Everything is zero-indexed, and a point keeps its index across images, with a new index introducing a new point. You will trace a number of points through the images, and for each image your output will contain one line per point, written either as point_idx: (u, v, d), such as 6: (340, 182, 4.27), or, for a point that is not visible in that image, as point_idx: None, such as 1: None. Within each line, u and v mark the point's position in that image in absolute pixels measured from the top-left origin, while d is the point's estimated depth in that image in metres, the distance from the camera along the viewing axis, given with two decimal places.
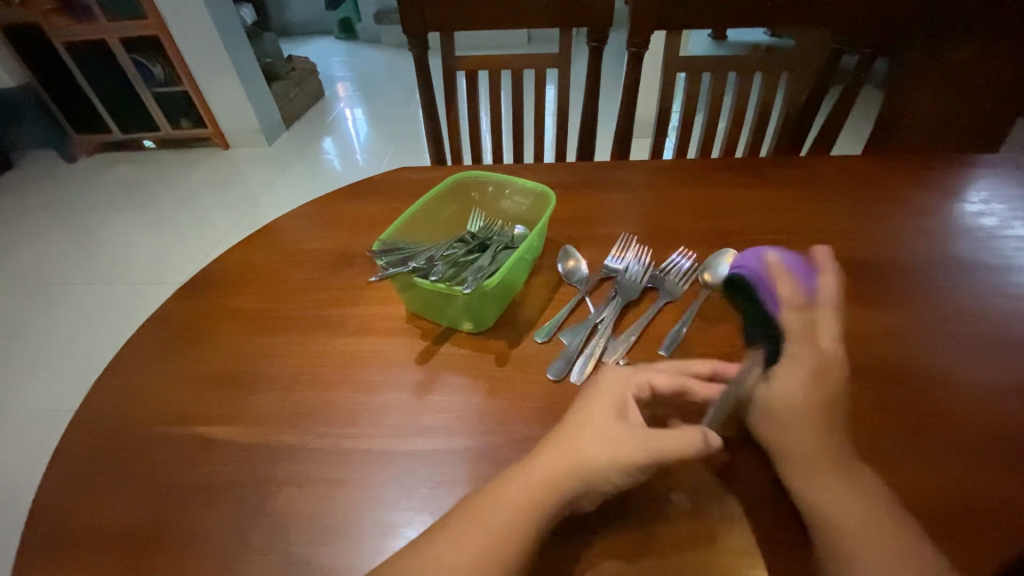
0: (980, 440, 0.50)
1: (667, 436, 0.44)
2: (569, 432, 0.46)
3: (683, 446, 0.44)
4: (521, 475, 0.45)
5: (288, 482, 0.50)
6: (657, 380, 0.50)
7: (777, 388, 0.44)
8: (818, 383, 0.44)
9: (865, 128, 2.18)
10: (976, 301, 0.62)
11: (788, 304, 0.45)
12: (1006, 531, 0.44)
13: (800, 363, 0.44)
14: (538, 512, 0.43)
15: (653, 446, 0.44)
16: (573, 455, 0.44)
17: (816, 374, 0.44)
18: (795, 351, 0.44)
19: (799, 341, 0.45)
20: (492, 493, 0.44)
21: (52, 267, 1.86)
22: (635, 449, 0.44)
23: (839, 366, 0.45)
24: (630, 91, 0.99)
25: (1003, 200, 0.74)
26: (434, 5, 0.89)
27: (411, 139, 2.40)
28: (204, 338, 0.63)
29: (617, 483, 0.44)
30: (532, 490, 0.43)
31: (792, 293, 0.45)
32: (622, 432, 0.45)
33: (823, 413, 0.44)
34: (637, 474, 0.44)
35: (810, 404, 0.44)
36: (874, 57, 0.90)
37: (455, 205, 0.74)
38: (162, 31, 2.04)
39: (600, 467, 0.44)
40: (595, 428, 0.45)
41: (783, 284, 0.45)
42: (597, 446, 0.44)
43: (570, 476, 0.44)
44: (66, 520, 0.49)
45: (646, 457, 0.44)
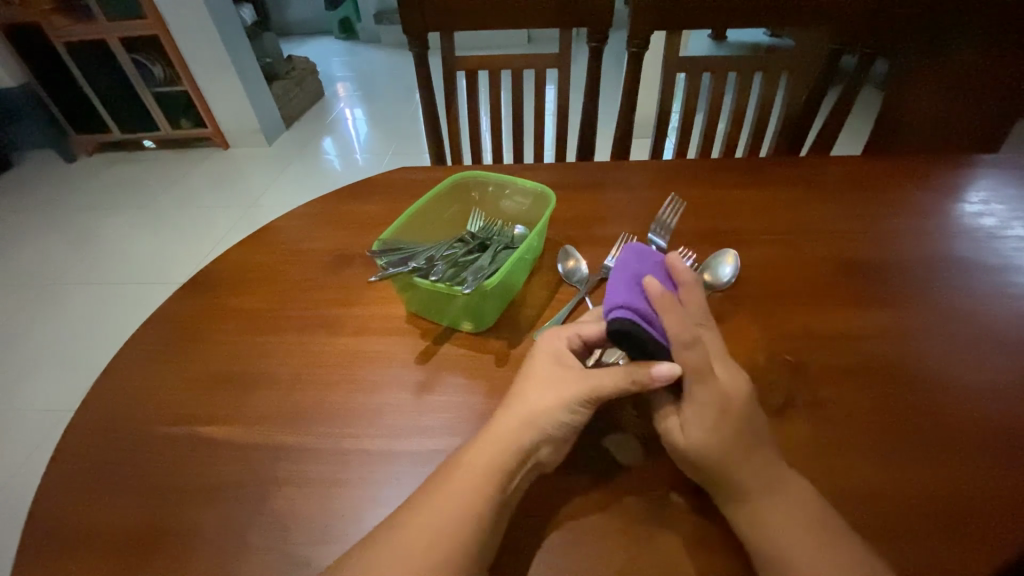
0: (980, 440, 0.50)
1: (600, 372, 0.46)
2: (515, 391, 0.49)
3: (616, 379, 0.45)
4: (481, 438, 0.47)
5: (287, 482, 0.50)
6: (588, 332, 0.52)
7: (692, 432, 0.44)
8: (726, 421, 0.44)
9: (866, 128, 2.18)
10: (976, 301, 0.62)
11: (679, 346, 0.43)
12: (1005, 532, 0.44)
13: (704, 409, 0.44)
14: (504, 466, 0.44)
15: (588, 383, 0.46)
16: (521, 410, 0.47)
17: (722, 413, 0.44)
18: (698, 396, 0.44)
19: (699, 384, 0.44)
20: (460, 457, 0.46)
21: (52, 267, 1.86)
22: (572, 389, 0.46)
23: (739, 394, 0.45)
24: (630, 92, 0.99)
25: (1003, 200, 0.74)
26: (435, 5, 0.89)
27: (411, 139, 2.40)
28: (203, 338, 0.63)
29: (567, 426, 0.46)
30: (491, 446, 0.45)
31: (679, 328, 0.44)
32: (562, 379, 0.48)
33: (741, 452, 0.44)
34: (582, 412, 0.47)
35: (720, 444, 0.44)
36: (874, 57, 0.90)
37: (455, 205, 0.74)
38: (162, 31, 2.04)
39: (544, 413, 0.46)
40: (536, 382, 0.48)
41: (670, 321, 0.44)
42: (540, 395, 0.47)
43: (522, 428, 0.46)
44: (66, 519, 0.49)
45: (584, 394, 0.46)
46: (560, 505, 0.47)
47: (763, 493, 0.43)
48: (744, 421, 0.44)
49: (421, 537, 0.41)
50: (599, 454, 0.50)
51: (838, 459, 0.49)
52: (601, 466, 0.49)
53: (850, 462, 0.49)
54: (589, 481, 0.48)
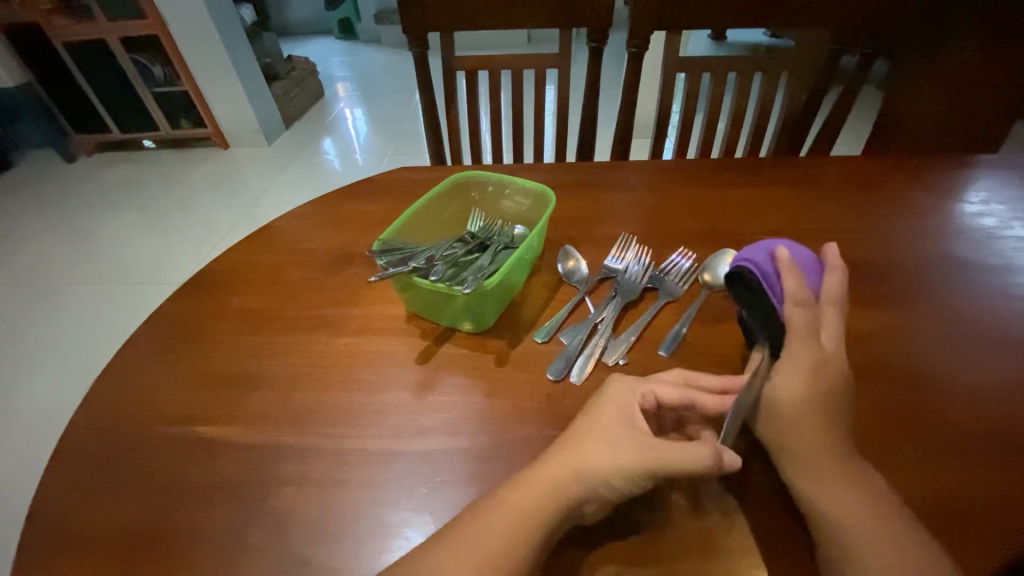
0: (980, 439, 0.50)
1: (673, 449, 0.43)
2: (574, 440, 0.47)
3: (692, 460, 0.42)
4: (527, 479, 0.45)
5: (289, 482, 0.50)
6: (663, 393, 0.49)
7: (780, 385, 0.45)
8: (817, 382, 0.44)
9: (865, 128, 2.19)
10: (975, 300, 0.62)
11: (794, 299, 0.46)
12: (1009, 531, 0.44)
13: (797, 362, 0.45)
14: (548, 515, 0.43)
15: (655, 454, 0.43)
16: (577, 462, 0.45)
17: (817, 370, 0.45)
18: (794, 349, 0.45)
19: (798, 339, 0.45)
20: (500, 496, 0.44)
21: (51, 267, 1.86)
22: (637, 456, 0.43)
23: (836, 365, 0.45)
24: (630, 93, 0.99)
25: (1004, 200, 0.74)
26: (435, 5, 0.89)
27: (411, 139, 2.40)
28: (206, 338, 0.63)
29: (623, 490, 0.44)
30: (539, 491, 0.44)
31: (798, 287, 0.46)
32: (626, 439, 0.45)
33: (822, 416, 0.44)
34: (641, 483, 0.44)
35: (810, 399, 0.44)
36: (874, 56, 0.90)
37: (455, 205, 0.75)
38: (162, 31, 2.05)
39: (603, 474, 0.44)
40: (598, 436, 0.46)
41: (789, 279, 0.47)
42: (601, 453, 0.45)
43: (574, 482, 0.44)
44: (70, 518, 0.49)
45: (648, 465, 0.43)
46: None
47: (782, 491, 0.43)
48: (838, 388, 0.45)
49: None
50: None
51: None
52: None
53: None
54: None
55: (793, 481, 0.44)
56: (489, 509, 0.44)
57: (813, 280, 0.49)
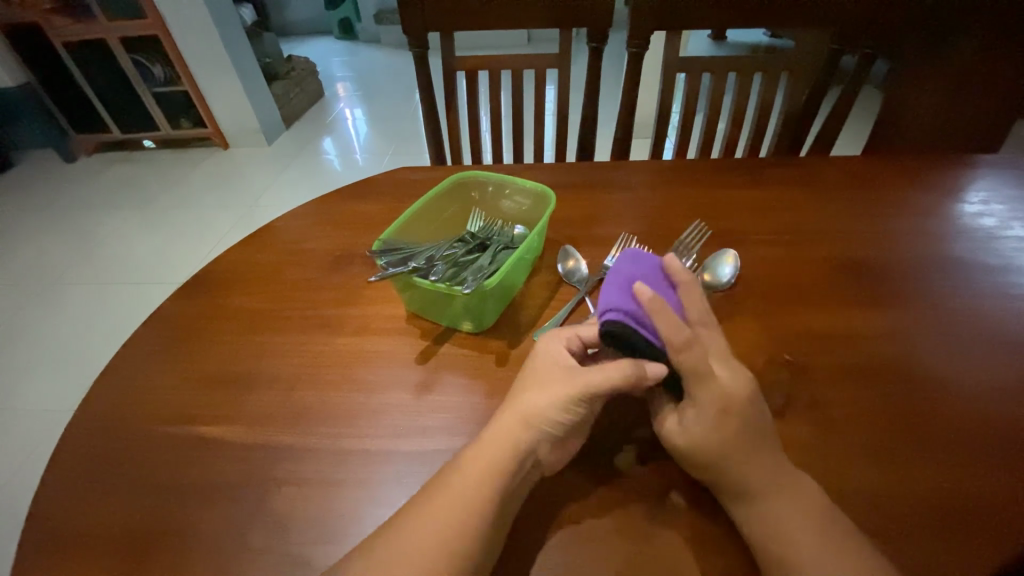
0: (979, 439, 0.50)
1: (595, 371, 0.46)
2: (514, 393, 0.49)
3: (615, 376, 0.45)
4: (480, 440, 0.47)
5: (288, 482, 0.50)
6: (585, 332, 0.52)
7: (692, 430, 0.45)
8: (728, 421, 0.44)
9: (865, 128, 2.19)
10: (974, 300, 0.62)
11: (671, 342, 0.45)
12: (1008, 532, 0.44)
13: (702, 407, 0.45)
14: (507, 464, 0.44)
15: (582, 381, 0.46)
16: (518, 410, 0.47)
17: (723, 412, 0.45)
18: (699, 396, 0.45)
19: (695, 384, 0.45)
20: (461, 459, 0.46)
21: (51, 267, 1.86)
22: (567, 386, 0.46)
23: (746, 399, 0.45)
24: (630, 93, 0.99)
25: (1003, 200, 0.74)
26: (435, 5, 0.89)
27: (411, 139, 2.40)
28: (205, 337, 0.63)
29: (563, 425, 0.46)
30: (491, 443, 0.46)
31: (670, 327, 0.45)
32: (557, 378, 0.48)
33: (743, 453, 0.44)
34: (577, 412, 0.46)
35: (725, 441, 0.44)
36: (874, 57, 0.90)
37: (456, 206, 0.75)
38: (163, 31, 2.05)
39: (541, 413, 0.46)
40: (533, 384, 0.49)
41: (659, 322, 0.45)
42: (537, 396, 0.47)
43: (522, 428, 0.46)
44: (70, 517, 0.49)
45: (578, 391, 0.46)
46: (563, 511, 0.47)
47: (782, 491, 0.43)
48: (753, 421, 0.45)
49: (432, 540, 0.41)
50: (601, 455, 0.50)
51: (840, 460, 0.49)
52: (603, 465, 0.49)
53: (849, 465, 0.49)
54: (589, 480, 0.48)
55: (744, 522, 0.44)
56: (460, 478, 0.44)
57: (673, 302, 0.50)
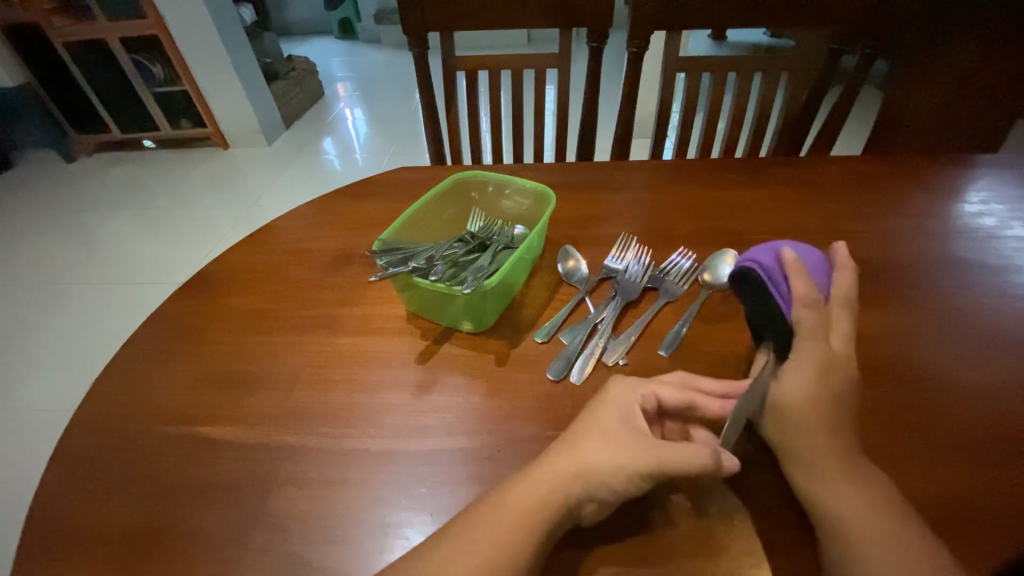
0: (980, 439, 0.50)
1: (672, 449, 0.43)
2: (574, 440, 0.47)
3: (692, 461, 0.42)
4: (524, 480, 0.45)
5: (288, 482, 0.50)
6: (664, 394, 0.49)
7: (787, 384, 0.45)
8: (824, 383, 0.44)
9: (865, 128, 2.19)
10: (974, 300, 0.62)
11: (803, 300, 0.46)
12: (1010, 532, 0.44)
13: (803, 362, 0.45)
14: (544, 516, 0.43)
15: (656, 456, 0.43)
16: (575, 464, 0.45)
17: (823, 370, 0.44)
18: (803, 350, 0.45)
19: (806, 339, 0.45)
20: (498, 495, 0.45)
21: (51, 267, 1.86)
22: (638, 457, 0.43)
23: (846, 363, 0.45)
24: (629, 93, 0.99)
25: (1004, 200, 0.74)
26: (435, 4, 0.89)
27: (411, 139, 2.40)
28: (205, 337, 0.63)
29: (620, 492, 0.44)
30: (538, 492, 0.44)
31: (808, 290, 0.46)
32: (626, 441, 0.45)
33: (831, 413, 0.44)
34: (640, 486, 0.43)
35: (818, 399, 0.44)
36: (875, 56, 0.90)
37: (456, 206, 0.75)
38: (162, 31, 2.04)
39: (601, 475, 0.44)
40: (598, 436, 0.46)
41: (798, 283, 0.46)
42: (600, 454, 0.45)
43: (572, 482, 0.44)
44: (71, 517, 0.49)
45: (648, 467, 0.43)
46: None
47: (826, 474, 0.43)
48: (846, 386, 0.44)
49: None
50: None
51: None
52: None
53: None
54: None
55: (806, 489, 0.44)
56: None
57: (823, 280, 0.48)
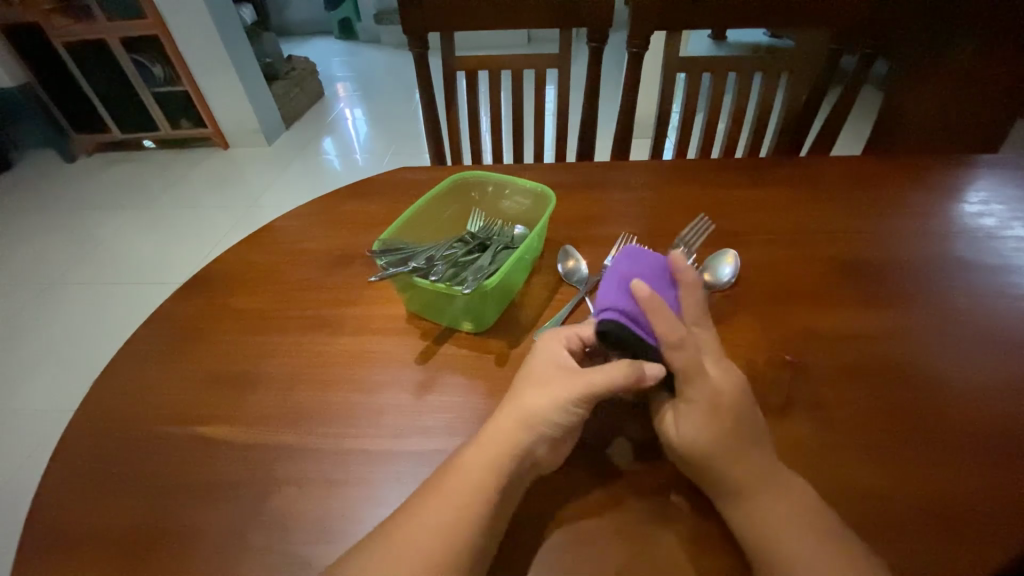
0: (980, 438, 0.50)
1: (595, 372, 0.46)
2: (513, 393, 0.49)
3: (616, 375, 0.46)
4: (477, 441, 0.46)
5: (288, 482, 0.50)
6: (585, 332, 0.52)
7: (685, 429, 0.45)
8: (718, 419, 0.44)
9: (866, 128, 2.19)
10: (975, 300, 0.62)
11: (668, 341, 0.44)
12: (1008, 532, 0.44)
13: (695, 405, 0.45)
14: (502, 463, 0.44)
15: (584, 382, 0.46)
16: (518, 411, 0.47)
17: (714, 410, 0.45)
18: (689, 392, 0.45)
19: (691, 380, 0.45)
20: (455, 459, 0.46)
21: (50, 267, 1.86)
22: (570, 387, 0.46)
23: (734, 396, 0.45)
24: (630, 93, 0.99)
25: (1003, 200, 0.74)
26: (435, 5, 0.89)
27: (411, 139, 2.40)
28: (205, 337, 0.63)
29: (562, 427, 0.46)
30: (490, 444, 0.45)
31: (666, 328, 0.44)
32: (558, 379, 0.47)
33: (734, 451, 0.44)
34: (578, 413, 0.46)
35: (715, 441, 0.44)
36: (874, 57, 0.89)
37: (456, 206, 0.75)
38: (163, 31, 2.04)
39: (542, 414, 0.46)
40: (533, 384, 0.48)
41: (657, 321, 0.44)
42: (537, 396, 0.47)
43: (519, 428, 0.46)
44: (71, 517, 0.49)
45: (581, 392, 0.46)
46: (563, 509, 0.47)
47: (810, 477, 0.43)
48: (742, 418, 0.45)
49: (432, 538, 0.41)
50: (597, 455, 0.50)
51: (840, 460, 0.49)
52: (601, 467, 0.49)
53: (846, 463, 0.49)
54: (588, 482, 0.48)
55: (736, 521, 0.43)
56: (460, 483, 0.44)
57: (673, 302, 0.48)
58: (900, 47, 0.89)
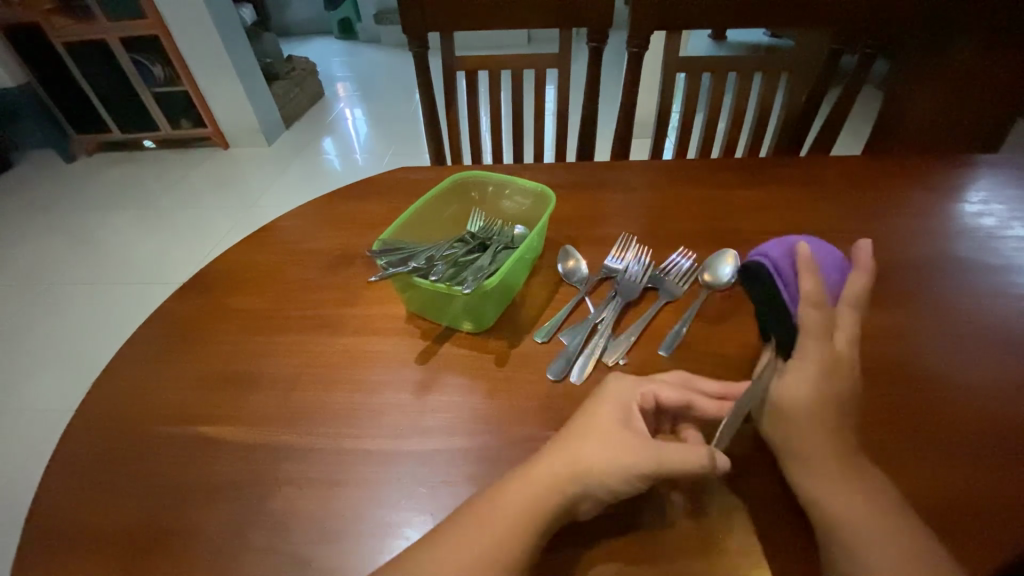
0: (981, 438, 0.50)
1: (670, 448, 0.43)
2: (572, 438, 0.46)
3: (691, 461, 0.42)
4: (522, 476, 0.45)
5: (288, 482, 0.50)
6: (664, 394, 0.49)
7: (789, 385, 0.45)
8: (827, 383, 0.44)
9: (865, 128, 2.19)
10: (975, 300, 0.62)
11: (808, 298, 0.46)
12: (1011, 530, 0.44)
13: (806, 364, 0.45)
14: (543, 510, 0.43)
15: (656, 457, 0.42)
16: (573, 460, 0.44)
17: (824, 373, 0.44)
18: (807, 349, 0.45)
19: (812, 338, 0.45)
20: (496, 489, 0.45)
21: (51, 267, 1.86)
22: (637, 457, 0.43)
23: (849, 366, 0.45)
24: (629, 93, 0.99)
25: (1004, 200, 0.74)
26: (435, 5, 0.89)
27: (411, 139, 2.40)
28: (205, 337, 0.63)
29: (616, 491, 0.43)
30: (535, 487, 0.44)
31: (814, 286, 0.46)
32: (624, 439, 0.44)
33: (829, 415, 0.44)
34: (638, 485, 0.43)
35: (818, 404, 0.44)
36: (875, 56, 0.90)
37: (456, 205, 0.75)
38: (163, 31, 2.04)
39: (599, 474, 0.43)
40: (597, 435, 0.45)
41: (806, 278, 0.46)
42: (598, 452, 0.44)
43: (571, 479, 0.44)
44: (72, 517, 0.49)
45: (649, 467, 0.42)
46: None
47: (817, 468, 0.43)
48: (849, 389, 0.44)
49: None
50: None
51: None
52: None
53: None
54: None
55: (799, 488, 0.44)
56: None
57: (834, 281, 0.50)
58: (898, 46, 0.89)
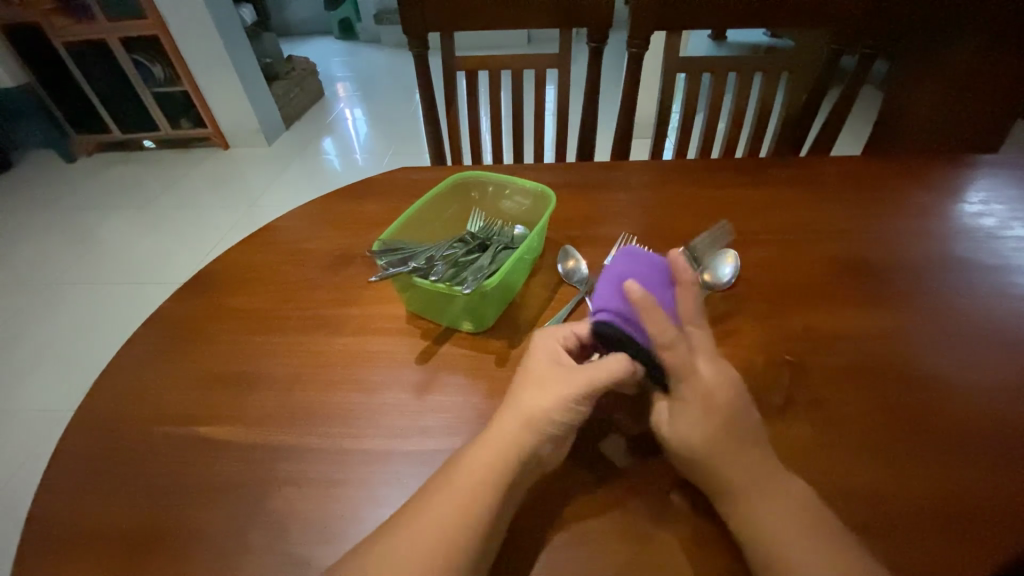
0: (979, 437, 0.50)
1: (594, 367, 0.47)
2: (512, 393, 0.48)
3: (615, 369, 0.46)
4: (479, 444, 0.46)
5: (288, 482, 0.50)
6: (579, 329, 0.53)
7: (680, 428, 0.45)
8: (712, 417, 0.44)
9: (866, 129, 2.20)
10: (974, 300, 0.62)
11: (659, 342, 0.44)
12: (1006, 530, 0.44)
13: (689, 405, 0.45)
14: (507, 466, 0.44)
15: (586, 378, 0.46)
16: (518, 413, 0.46)
17: (707, 411, 0.45)
18: (683, 391, 0.45)
19: (684, 378, 0.45)
20: (457, 462, 0.45)
21: (51, 267, 1.86)
22: (570, 385, 0.46)
23: (728, 393, 0.45)
24: (630, 93, 0.99)
25: (1003, 200, 0.74)
26: (435, 5, 0.89)
27: (411, 139, 2.40)
28: (205, 336, 0.63)
29: (564, 425, 0.46)
30: (493, 448, 0.45)
31: (659, 327, 0.44)
32: (558, 377, 0.47)
33: (728, 449, 0.44)
34: (581, 410, 0.47)
35: (709, 439, 0.44)
36: (873, 57, 0.90)
37: (456, 205, 0.75)
38: (163, 31, 2.05)
39: (544, 414, 0.46)
40: (531, 382, 0.48)
41: (648, 321, 0.44)
42: (537, 396, 0.47)
43: (524, 431, 0.45)
44: (70, 516, 0.49)
45: (582, 389, 0.46)
46: (563, 508, 0.47)
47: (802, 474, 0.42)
48: (736, 416, 0.45)
49: (428, 535, 0.41)
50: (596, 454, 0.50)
51: (841, 459, 0.49)
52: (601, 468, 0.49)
53: (845, 461, 0.49)
54: (589, 481, 0.48)
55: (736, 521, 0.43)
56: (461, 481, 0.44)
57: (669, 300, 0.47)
58: (895, 47, 0.90)
